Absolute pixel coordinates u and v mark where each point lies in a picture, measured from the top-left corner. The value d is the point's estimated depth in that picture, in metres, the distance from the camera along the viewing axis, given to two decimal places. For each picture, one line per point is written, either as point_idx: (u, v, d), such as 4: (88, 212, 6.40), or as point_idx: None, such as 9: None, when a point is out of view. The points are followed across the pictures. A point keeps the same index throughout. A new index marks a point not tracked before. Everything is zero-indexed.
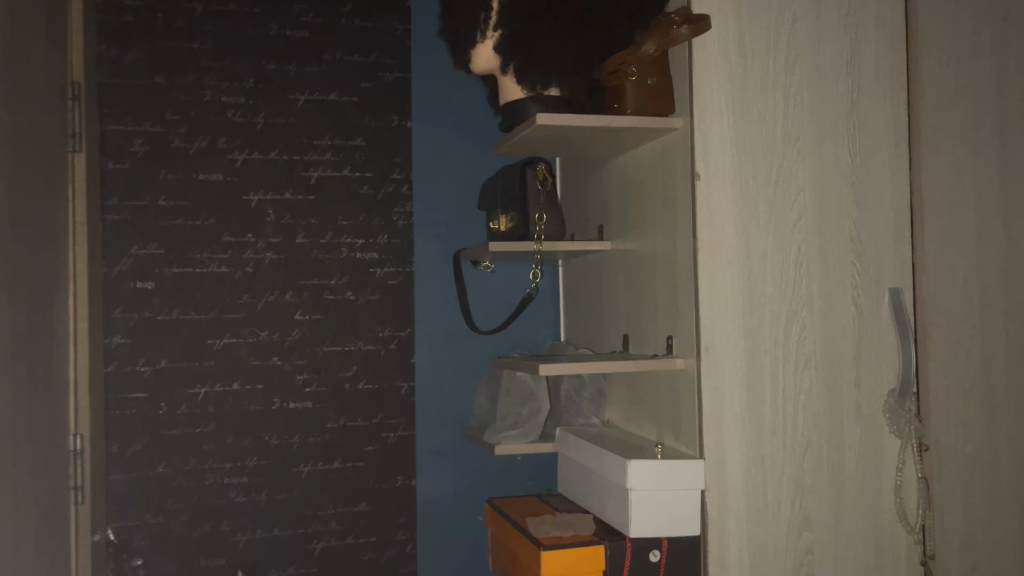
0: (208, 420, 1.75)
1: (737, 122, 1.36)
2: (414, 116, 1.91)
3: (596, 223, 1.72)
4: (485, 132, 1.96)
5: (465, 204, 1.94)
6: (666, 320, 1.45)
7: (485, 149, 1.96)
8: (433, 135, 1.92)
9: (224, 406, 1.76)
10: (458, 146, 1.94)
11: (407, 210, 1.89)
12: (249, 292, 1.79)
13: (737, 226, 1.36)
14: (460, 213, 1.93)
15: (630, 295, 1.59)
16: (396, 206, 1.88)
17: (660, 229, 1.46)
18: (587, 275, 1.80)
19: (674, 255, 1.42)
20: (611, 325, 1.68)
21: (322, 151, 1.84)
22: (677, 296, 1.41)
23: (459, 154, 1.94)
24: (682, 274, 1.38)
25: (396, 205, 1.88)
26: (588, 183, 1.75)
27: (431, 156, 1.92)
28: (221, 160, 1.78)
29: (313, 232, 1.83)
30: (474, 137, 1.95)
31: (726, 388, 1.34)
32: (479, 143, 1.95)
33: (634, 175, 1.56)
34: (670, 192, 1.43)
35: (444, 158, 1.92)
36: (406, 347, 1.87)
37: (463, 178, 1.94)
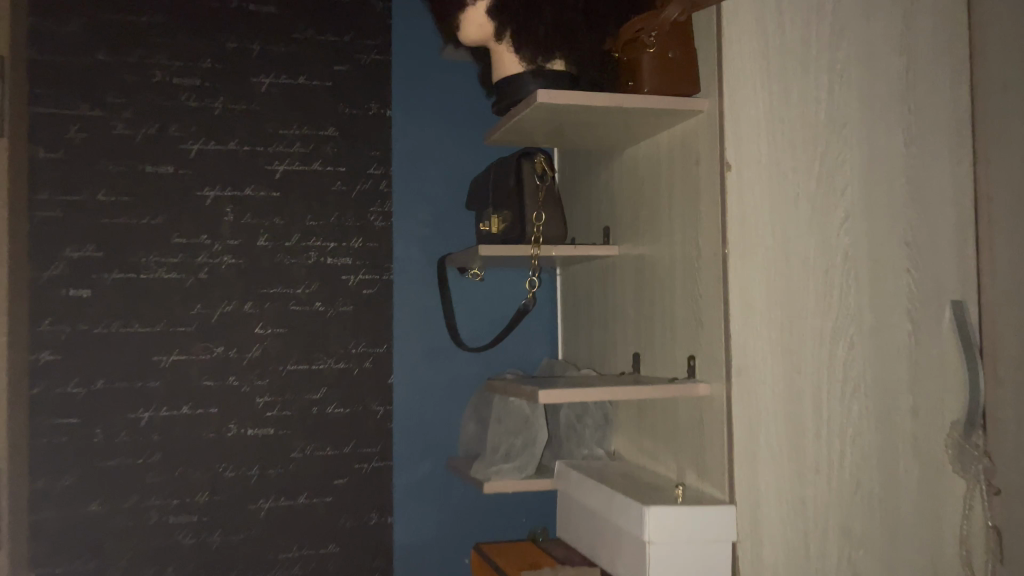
0: (152, 450, 1.52)
1: (775, 102, 1.14)
2: (394, 104, 1.69)
3: (602, 225, 1.51)
4: (475, 124, 1.74)
5: (452, 204, 1.72)
6: (688, 336, 1.23)
7: (475, 142, 1.74)
8: (416, 125, 1.70)
9: (172, 434, 1.53)
10: (444, 138, 1.72)
11: (384, 210, 1.66)
12: (202, 302, 1.55)
13: (775, 225, 1.14)
14: (446, 214, 1.71)
15: (642, 307, 1.37)
16: (372, 205, 1.66)
17: (680, 229, 1.25)
18: (591, 283, 1.58)
19: (698, 260, 1.20)
20: (619, 342, 1.46)
21: (288, 142, 1.62)
22: (701, 309, 1.19)
23: (446, 147, 1.72)
24: (709, 283, 1.17)
25: (372, 204, 1.66)
26: (592, 179, 1.54)
27: (413, 149, 1.69)
28: (172, 150, 1.55)
29: (277, 233, 1.60)
30: (462, 128, 1.73)
31: (762, 419, 1.12)
32: (468, 135, 1.74)
33: (648, 168, 1.34)
34: (693, 185, 1.21)
35: (428, 151, 1.70)
36: (383, 366, 1.64)
37: (450, 175, 1.72)
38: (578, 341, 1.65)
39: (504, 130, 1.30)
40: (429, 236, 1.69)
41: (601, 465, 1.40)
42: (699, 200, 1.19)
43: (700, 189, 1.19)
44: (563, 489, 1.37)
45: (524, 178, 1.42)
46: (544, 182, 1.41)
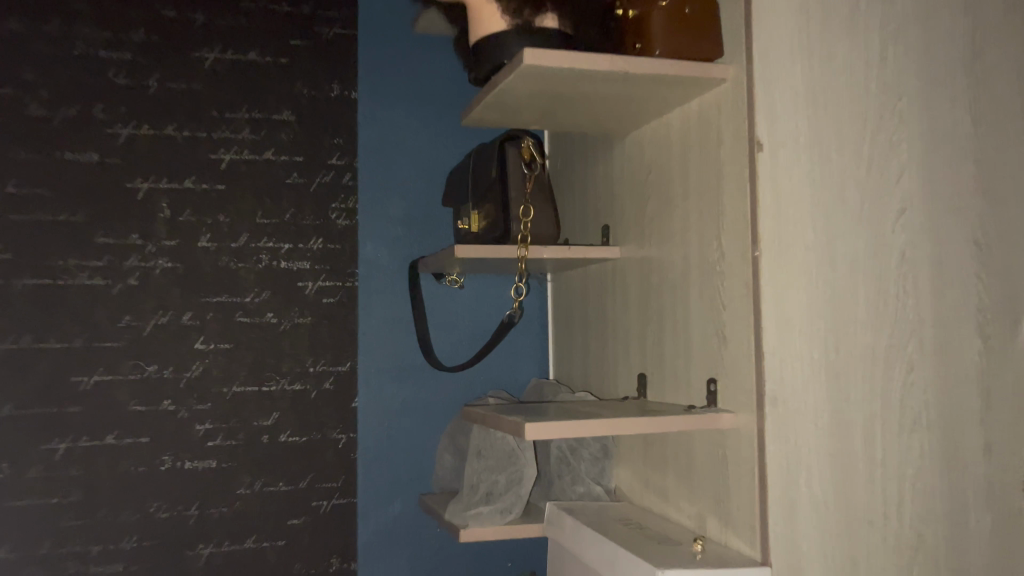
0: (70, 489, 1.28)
1: (816, 68, 0.93)
2: (361, 85, 1.47)
3: (601, 224, 1.29)
4: (455, 109, 1.53)
5: (428, 201, 1.49)
6: (709, 355, 1.01)
7: (455, 130, 1.52)
8: (386, 109, 1.48)
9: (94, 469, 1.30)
10: (419, 125, 1.50)
11: (348, 207, 1.44)
12: (132, 313, 1.33)
13: (817, 219, 0.93)
14: (421, 212, 1.49)
15: (650, 319, 1.15)
16: (334, 200, 1.43)
17: (699, 225, 1.03)
18: (587, 291, 1.36)
19: (722, 262, 0.98)
20: (622, 360, 1.24)
21: (236, 128, 1.39)
22: (726, 322, 0.97)
23: (421, 135, 1.50)
24: (737, 290, 0.95)
25: (334, 199, 1.43)
26: (590, 170, 1.32)
27: (383, 138, 1.47)
28: (97, 135, 1.33)
29: (222, 233, 1.37)
30: (440, 115, 1.52)
31: (802, 455, 0.90)
32: (446, 122, 1.52)
33: (659, 154, 1.13)
34: (715, 171, 0.99)
35: (401, 140, 1.48)
36: (346, 387, 1.42)
37: (425, 167, 1.50)
38: (571, 358, 1.43)
39: (484, 107, 1.07)
40: (401, 236, 1.47)
41: (599, 506, 1.18)
42: (723, 188, 0.98)
43: (724, 176, 0.97)
44: (554, 537, 1.14)
45: (508, 169, 1.20)
46: (533, 173, 1.17)
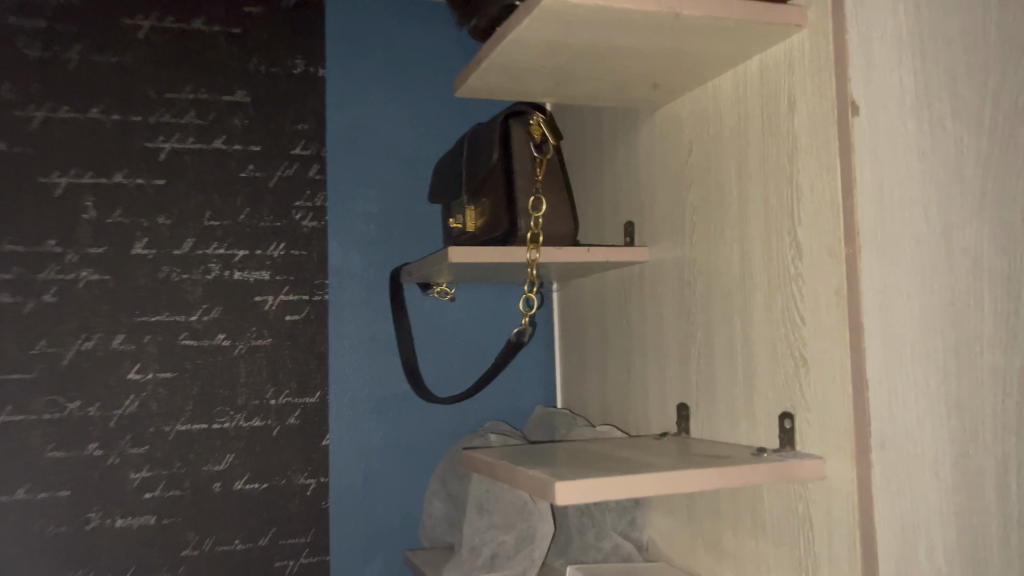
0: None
1: (921, 12, 0.72)
2: (330, 61, 1.23)
3: (628, 220, 1.08)
4: (441, 89, 1.29)
5: (411, 199, 1.26)
6: (780, 382, 0.79)
7: (443, 114, 1.29)
8: (359, 89, 1.24)
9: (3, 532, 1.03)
10: (399, 108, 1.27)
11: (315, 205, 1.20)
12: (49, 337, 1.08)
13: (929, 205, 0.71)
14: (403, 210, 1.25)
15: (695, 338, 0.93)
16: (298, 197, 1.20)
17: (765, 216, 0.81)
18: (608, 303, 1.15)
19: (800, 263, 0.76)
20: (656, 387, 1.01)
21: (177, 111, 1.15)
22: (808, 341, 0.75)
23: (401, 120, 1.27)
24: (825, 298, 0.73)
25: (297, 197, 1.20)
26: (613, 159, 1.11)
27: (357, 124, 1.24)
28: (3, 119, 1.08)
29: (160, 237, 1.13)
30: (425, 97, 1.28)
31: (919, 523, 0.69)
32: (432, 104, 1.29)
33: (705, 132, 0.90)
34: (787, 147, 0.77)
35: (378, 126, 1.25)
36: (315, 422, 1.18)
37: (407, 157, 1.26)
38: (587, 383, 1.21)
39: (486, 69, 0.84)
40: (379, 241, 1.24)
41: (631, 569, 0.95)
42: (801, 167, 0.76)
43: (802, 150, 0.75)
44: None
45: (513, 153, 0.98)
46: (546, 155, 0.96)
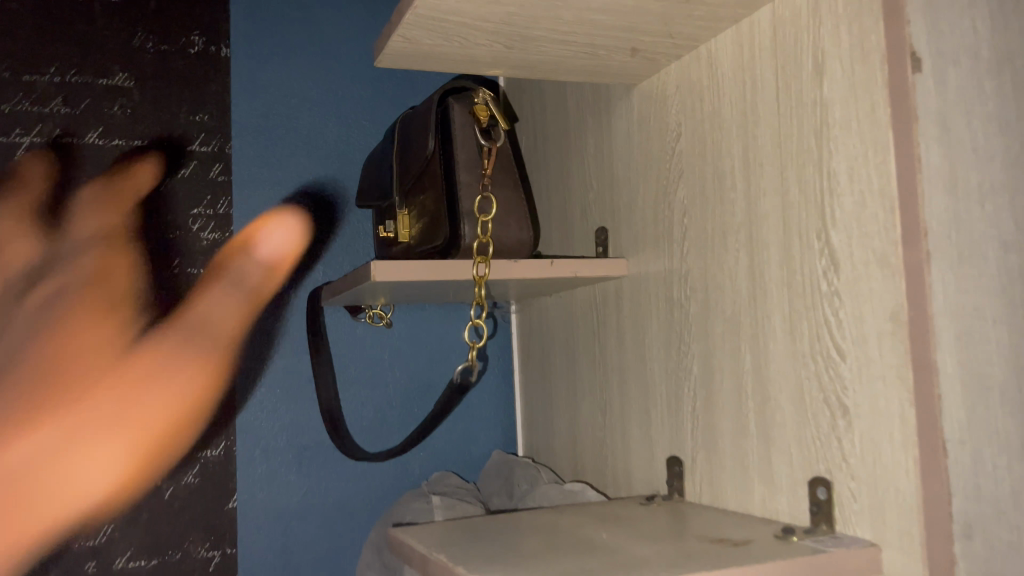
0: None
1: None
2: (236, 37, 1.02)
3: (601, 226, 0.88)
4: (374, 74, 1.09)
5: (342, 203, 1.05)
6: (809, 438, 0.59)
7: (376, 104, 1.09)
8: (272, 73, 1.04)
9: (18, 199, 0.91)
10: (322, 95, 1.06)
11: (218, 213, 0.99)
12: None
13: (1012, 195, 0.54)
14: (329, 216, 1.04)
15: (689, 373, 0.73)
16: (196, 203, 0.98)
17: (783, 216, 0.61)
18: (578, 327, 0.95)
19: (837, 277, 0.56)
20: (639, 432, 0.81)
21: (39, 97, 0.93)
22: (852, 383, 0.55)
23: (324, 109, 1.06)
24: (876, 325, 0.53)
25: (195, 202, 0.98)
26: (581, 151, 0.91)
27: (273, 115, 1.03)
28: None
29: (17, 254, 0.91)
30: (353, 84, 1.08)
31: None
32: (362, 91, 1.08)
33: (699, 110, 0.71)
34: (815, 122, 0.58)
35: (299, 118, 1.05)
36: (216, 479, 0.96)
37: (333, 153, 1.06)
38: (556, 422, 1.01)
39: (412, 23, 0.63)
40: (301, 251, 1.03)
41: None
42: (837, 148, 0.56)
43: (836, 125, 0.56)
44: None
45: (455, 141, 0.78)
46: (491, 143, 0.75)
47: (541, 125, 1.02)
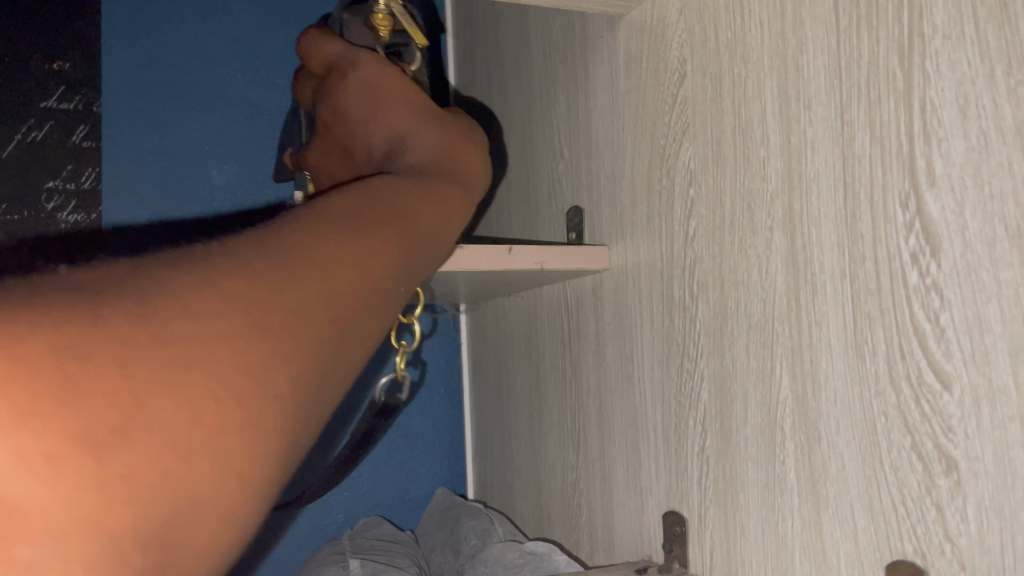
0: (368, 144, 0.54)
1: None
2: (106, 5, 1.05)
3: (573, 204, 0.69)
4: (254, 55, 1.14)
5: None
6: (887, 505, 0.40)
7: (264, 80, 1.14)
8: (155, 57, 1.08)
9: (340, 62, 0.54)
10: (211, 66, 1.11)
11: (76, 171, 1.01)
12: None
13: None
14: (225, 150, 1.11)
15: (697, 401, 0.54)
16: (50, 162, 1.00)
17: (842, 175, 0.42)
18: (543, 336, 0.76)
19: (936, 263, 0.37)
20: (624, 476, 0.62)
21: None
22: (962, 423, 0.36)
23: (212, 74, 1.11)
24: (1006, 335, 0.34)
25: (47, 162, 1.00)
26: (549, 111, 0.73)
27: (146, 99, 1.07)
28: None
29: None
30: (234, 66, 1.12)
31: None
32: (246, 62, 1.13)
33: (713, 39, 0.51)
34: (899, 35, 0.39)
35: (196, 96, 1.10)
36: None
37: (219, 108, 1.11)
38: (519, 455, 0.82)
39: None
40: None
41: None
42: (941, 68, 0.37)
43: (937, 34, 0.37)
44: None
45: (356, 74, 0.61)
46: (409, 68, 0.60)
47: (506, 86, 0.83)
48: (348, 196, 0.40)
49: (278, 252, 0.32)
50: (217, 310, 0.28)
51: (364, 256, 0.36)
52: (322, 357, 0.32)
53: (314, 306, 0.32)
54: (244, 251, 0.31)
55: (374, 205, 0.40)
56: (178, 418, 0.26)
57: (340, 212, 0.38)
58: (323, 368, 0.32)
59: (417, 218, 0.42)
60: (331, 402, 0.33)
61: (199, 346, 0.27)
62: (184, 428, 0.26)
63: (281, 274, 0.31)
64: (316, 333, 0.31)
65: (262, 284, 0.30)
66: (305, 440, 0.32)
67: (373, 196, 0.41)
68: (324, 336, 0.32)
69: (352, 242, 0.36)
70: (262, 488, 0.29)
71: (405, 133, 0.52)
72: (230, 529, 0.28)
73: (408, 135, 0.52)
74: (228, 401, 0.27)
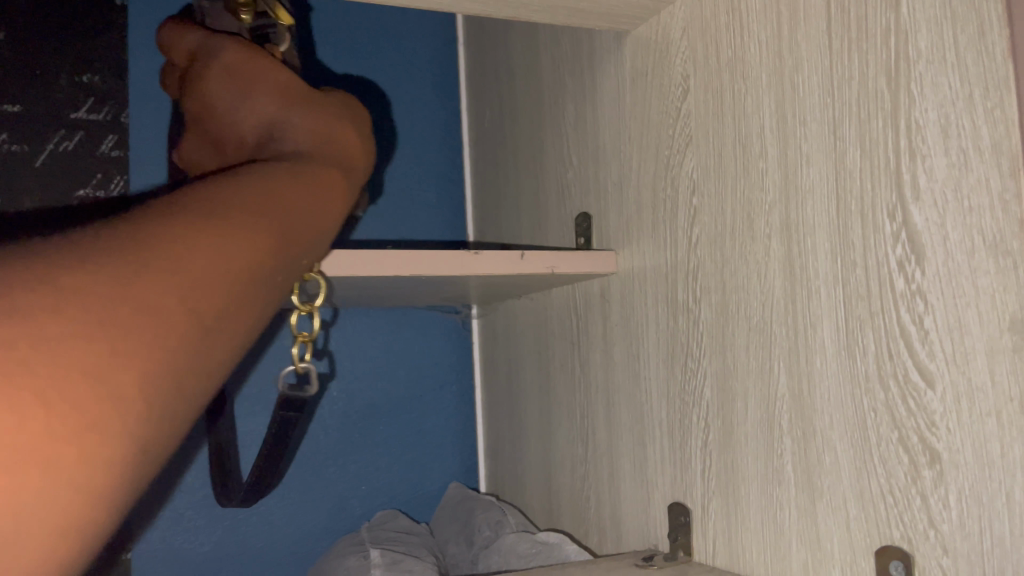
0: (237, 133, 0.49)
1: None
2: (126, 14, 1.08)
3: (580, 210, 0.73)
4: None
5: (395, 184, 1.09)
6: (876, 494, 0.43)
7: None
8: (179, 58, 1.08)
9: (199, 52, 0.48)
10: None
11: (104, 181, 1.01)
12: None
13: None
14: None
15: (700, 398, 0.57)
16: (79, 172, 0.99)
17: (835, 187, 0.45)
18: (552, 336, 0.79)
19: (921, 270, 0.41)
20: (630, 469, 0.66)
21: None
22: (945, 418, 0.39)
23: None
24: (984, 337, 0.37)
25: (76, 172, 0.99)
26: (558, 120, 0.76)
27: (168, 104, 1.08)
28: None
29: None
30: None
31: None
32: None
33: (714, 57, 0.54)
34: (887, 59, 0.42)
35: None
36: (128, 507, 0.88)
37: None
38: (529, 450, 0.85)
39: None
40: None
41: None
42: (925, 90, 0.40)
43: (921, 58, 0.40)
44: None
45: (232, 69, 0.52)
46: (280, 53, 0.52)
47: (516, 95, 0.86)
48: (209, 186, 0.38)
49: (123, 245, 0.32)
50: (50, 311, 0.28)
51: (224, 247, 0.35)
52: (161, 359, 0.31)
53: (162, 301, 0.31)
54: (71, 251, 0.30)
55: (243, 192, 0.39)
56: (13, 421, 0.26)
57: (202, 199, 0.37)
58: (172, 365, 0.32)
59: (291, 206, 0.42)
60: (189, 398, 0.33)
61: (33, 348, 0.27)
62: (19, 432, 0.26)
63: (111, 271, 0.30)
64: (147, 335, 0.30)
65: (104, 281, 0.30)
66: (155, 439, 0.31)
67: (243, 184, 0.40)
68: (175, 333, 0.32)
69: (197, 236, 0.34)
70: (101, 491, 0.29)
71: (276, 120, 0.48)
72: (67, 536, 0.28)
73: (281, 121, 0.48)
74: (42, 409, 0.26)
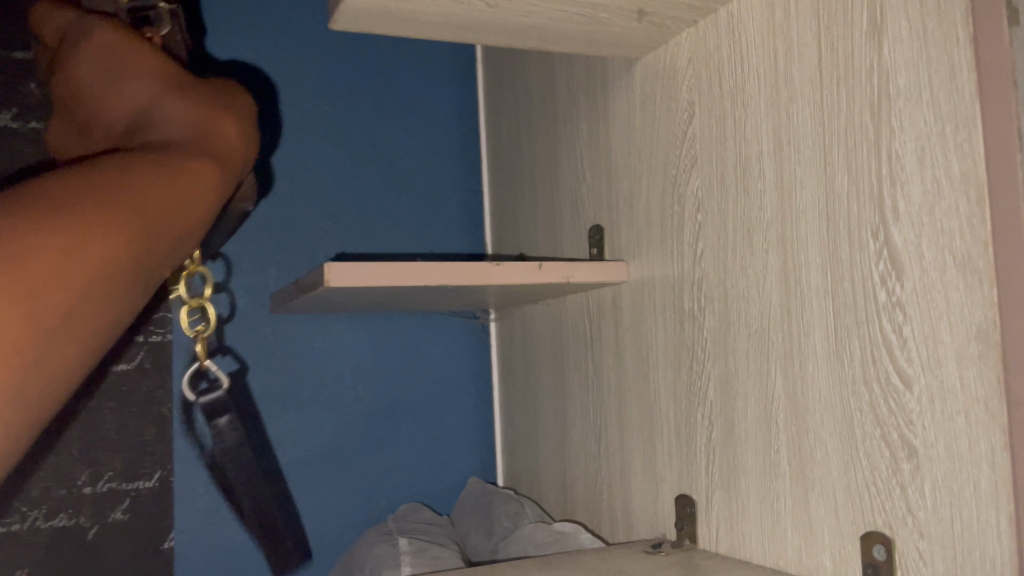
0: (106, 121, 0.48)
1: None
2: None
3: (593, 223, 0.78)
4: None
5: (415, 193, 1.14)
6: (862, 486, 0.48)
7: None
8: None
9: (71, 31, 0.46)
10: None
11: None
12: None
13: None
14: None
15: (704, 398, 0.62)
16: None
17: (825, 209, 0.50)
18: (566, 340, 0.84)
19: (900, 285, 0.45)
20: (640, 464, 0.71)
21: None
22: (921, 417, 0.44)
23: None
24: (954, 346, 0.42)
25: None
26: (572, 138, 0.81)
27: None
28: None
29: None
30: None
31: None
32: None
33: (717, 87, 0.59)
34: (871, 95, 0.47)
35: None
36: (133, 537, 0.90)
37: None
38: (544, 447, 0.91)
39: None
40: (285, 253, 1.04)
41: None
42: (903, 125, 0.45)
43: (900, 95, 0.45)
44: None
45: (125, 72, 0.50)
46: (156, 37, 0.50)
47: (532, 112, 0.91)
48: (68, 179, 0.38)
49: None
50: None
51: (72, 251, 0.35)
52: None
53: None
54: None
55: (104, 188, 0.39)
56: None
57: (54, 194, 0.36)
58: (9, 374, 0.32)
59: (157, 203, 0.41)
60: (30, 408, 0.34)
61: None
62: None
63: None
64: None
65: None
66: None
67: (104, 178, 0.39)
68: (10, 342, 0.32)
69: (43, 239, 0.34)
70: None
71: (148, 105, 0.47)
72: None
73: (149, 109, 0.47)
74: None
